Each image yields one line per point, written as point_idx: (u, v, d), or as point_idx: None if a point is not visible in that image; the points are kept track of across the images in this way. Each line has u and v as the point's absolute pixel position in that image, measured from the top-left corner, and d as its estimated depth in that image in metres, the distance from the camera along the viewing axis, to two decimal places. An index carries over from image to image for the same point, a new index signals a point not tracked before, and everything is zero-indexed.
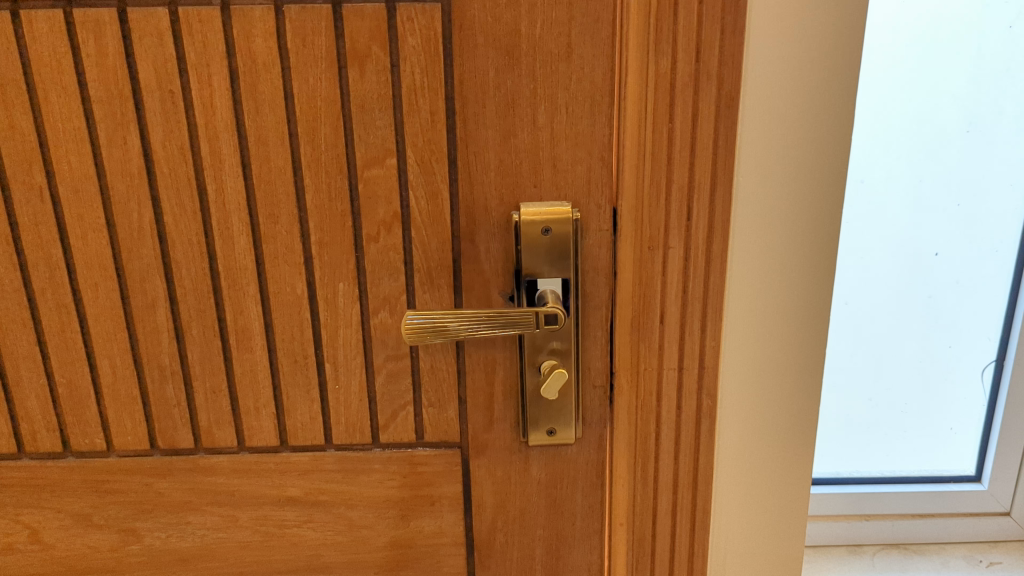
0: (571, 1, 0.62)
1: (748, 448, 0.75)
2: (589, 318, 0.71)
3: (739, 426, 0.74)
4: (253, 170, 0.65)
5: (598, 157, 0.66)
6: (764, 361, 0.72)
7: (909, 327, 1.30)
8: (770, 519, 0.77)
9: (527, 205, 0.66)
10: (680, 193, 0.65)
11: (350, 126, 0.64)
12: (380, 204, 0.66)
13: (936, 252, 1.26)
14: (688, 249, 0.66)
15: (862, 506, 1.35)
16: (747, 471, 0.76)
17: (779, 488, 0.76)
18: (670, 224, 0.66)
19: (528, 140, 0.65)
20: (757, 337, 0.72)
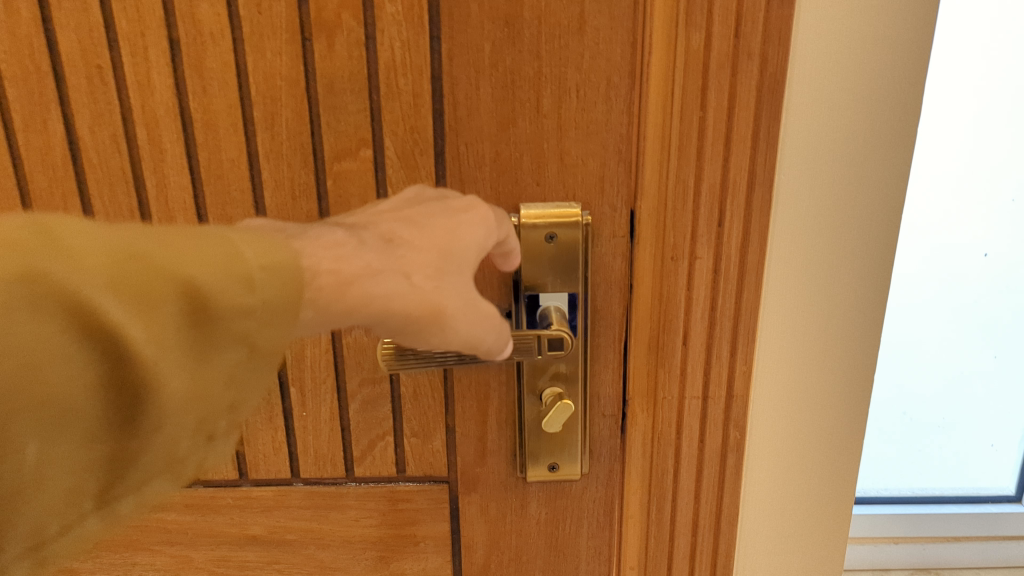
0: None
1: (779, 484, 0.65)
2: (599, 339, 0.60)
3: (773, 461, 0.64)
4: (201, 162, 0.54)
5: (613, 150, 0.55)
6: (801, 388, 0.62)
7: (952, 334, 1.14)
8: (800, 562, 0.68)
9: (528, 206, 0.55)
10: (710, 194, 0.54)
11: (316, 110, 0.53)
12: (352, 204, 0.55)
13: (986, 252, 1.09)
14: (720, 260, 0.56)
15: (893, 527, 1.18)
16: (778, 512, 0.66)
17: (813, 528, 0.67)
18: (698, 230, 0.55)
19: (529, 129, 0.54)
20: (795, 361, 0.61)
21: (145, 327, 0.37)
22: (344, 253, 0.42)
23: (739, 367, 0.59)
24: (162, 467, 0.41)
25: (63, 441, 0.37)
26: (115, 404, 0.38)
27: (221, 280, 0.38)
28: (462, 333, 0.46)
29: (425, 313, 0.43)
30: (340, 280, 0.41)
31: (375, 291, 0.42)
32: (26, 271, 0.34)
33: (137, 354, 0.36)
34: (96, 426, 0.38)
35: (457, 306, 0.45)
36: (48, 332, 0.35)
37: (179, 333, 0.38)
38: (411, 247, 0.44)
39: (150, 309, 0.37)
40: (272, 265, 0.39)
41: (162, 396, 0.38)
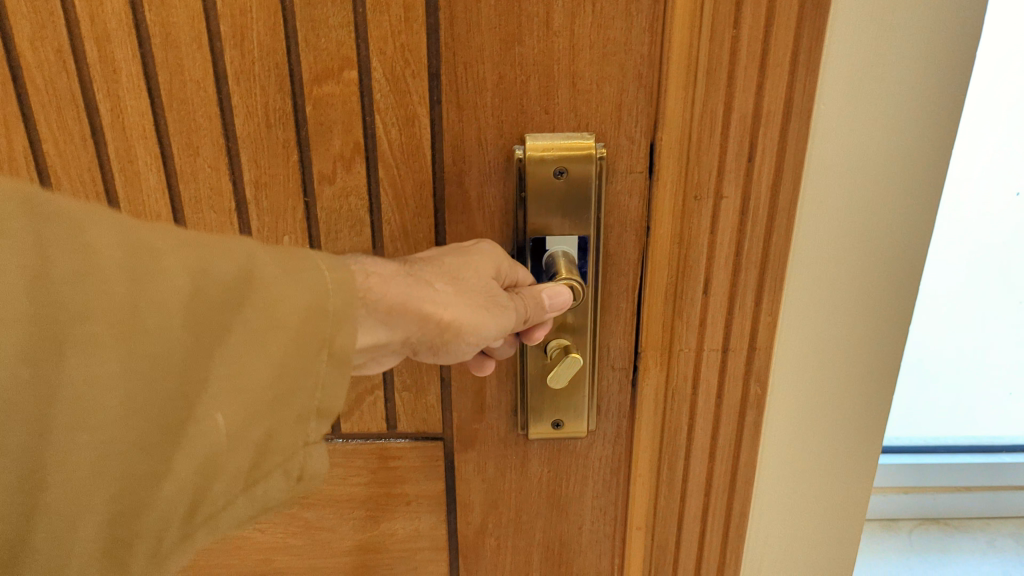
0: None
1: (799, 447, 0.61)
2: (611, 288, 0.54)
3: (795, 422, 0.60)
4: (160, 85, 0.47)
5: (633, 74, 0.48)
6: (830, 344, 0.57)
7: None
8: (815, 525, 0.64)
9: (533, 136, 0.49)
10: (739, 124, 0.48)
11: (291, 24, 0.46)
12: (335, 133, 0.49)
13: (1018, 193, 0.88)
14: (748, 199, 0.50)
15: None
16: (798, 474, 0.62)
17: (830, 491, 0.62)
18: (724, 164, 0.49)
19: (538, 48, 0.47)
20: (823, 315, 0.56)
21: (274, 316, 0.36)
22: (376, 268, 0.42)
23: (762, 317, 0.54)
24: (281, 459, 0.38)
25: (244, 414, 0.36)
26: (273, 384, 0.37)
27: (314, 279, 0.37)
28: (488, 330, 0.45)
29: (449, 316, 0.43)
30: (379, 275, 0.41)
31: (399, 303, 0.42)
32: (196, 259, 0.35)
33: (272, 337, 0.36)
34: (262, 406, 0.37)
35: (476, 306, 0.44)
36: (217, 309, 0.35)
37: (306, 323, 0.37)
38: (426, 266, 0.44)
39: (258, 291, 0.36)
40: (344, 274, 0.38)
41: (300, 376, 0.37)
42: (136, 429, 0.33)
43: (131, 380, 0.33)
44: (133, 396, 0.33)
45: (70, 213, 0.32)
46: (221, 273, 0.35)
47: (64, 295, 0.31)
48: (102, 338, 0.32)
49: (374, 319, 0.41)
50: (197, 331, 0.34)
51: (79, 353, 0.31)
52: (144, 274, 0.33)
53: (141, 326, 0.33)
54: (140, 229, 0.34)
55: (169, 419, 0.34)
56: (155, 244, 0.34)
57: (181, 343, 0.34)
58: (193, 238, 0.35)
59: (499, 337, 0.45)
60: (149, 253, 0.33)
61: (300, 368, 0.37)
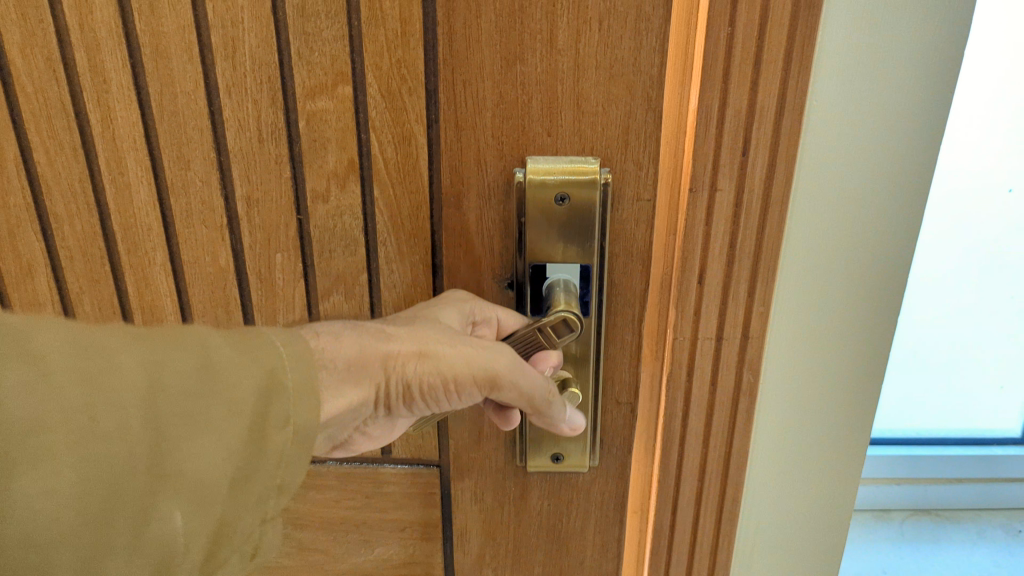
0: None
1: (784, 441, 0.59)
2: (615, 318, 0.51)
3: (790, 415, 0.56)
4: (151, 95, 0.46)
5: (641, 97, 0.45)
6: (821, 352, 0.54)
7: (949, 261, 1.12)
8: (804, 527, 0.60)
9: (535, 159, 0.46)
10: (734, 131, 0.45)
11: (283, 36, 0.44)
12: (329, 150, 0.47)
13: (1010, 187, 0.91)
14: (743, 193, 0.46)
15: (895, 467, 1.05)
16: (790, 481, 0.58)
17: (818, 506, 0.59)
18: (718, 159, 0.46)
19: (541, 67, 0.44)
20: (815, 321, 0.52)
21: (232, 401, 0.33)
22: (333, 332, 0.40)
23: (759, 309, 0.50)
24: (242, 545, 0.34)
25: (214, 505, 0.33)
26: (234, 471, 0.33)
27: (266, 358, 0.34)
28: (459, 371, 0.43)
29: (418, 370, 0.42)
30: (333, 337, 0.40)
31: (359, 362, 0.40)
32: (148, 352, 0.32)
33: (232, 422, 0.33)
34: (221, 499, 0.33)
35: (450, 358, 0.43)
36: (177, 400, 0.32)
37: (264, 401, 0.34)
38: (385, 320, 0.44)
39: (218, 376, 0.33)
40: (303, 349, 0.36)
41: (265, 460, 0.34)
42: (84, 541, 0.30)
43: (89, 486, 0.30)
44: (86, 507, 0.30)
45: (13, 325, 0.30)
46: (175, 363, 0.33)
47: (12, 406, 0.29)
48: (54, 445, 0.29)
49: (338, 379, 0.40)
50: (153, 427, 0.31)
51: (30, 465, 0.29)
52: (95, 373, 0.31)
53: (93, 428, 0.30)
54: (95, 331, 0.32)
55: (132, 523, 0.31)
56: (105, 341, 0.31)
57: (139, 442, 0.31)
58: (150, 332, 0.33)
59: (481, 388, 0.44)
60: (104, 353, 0.31)
61: (268, 451, 0.34)
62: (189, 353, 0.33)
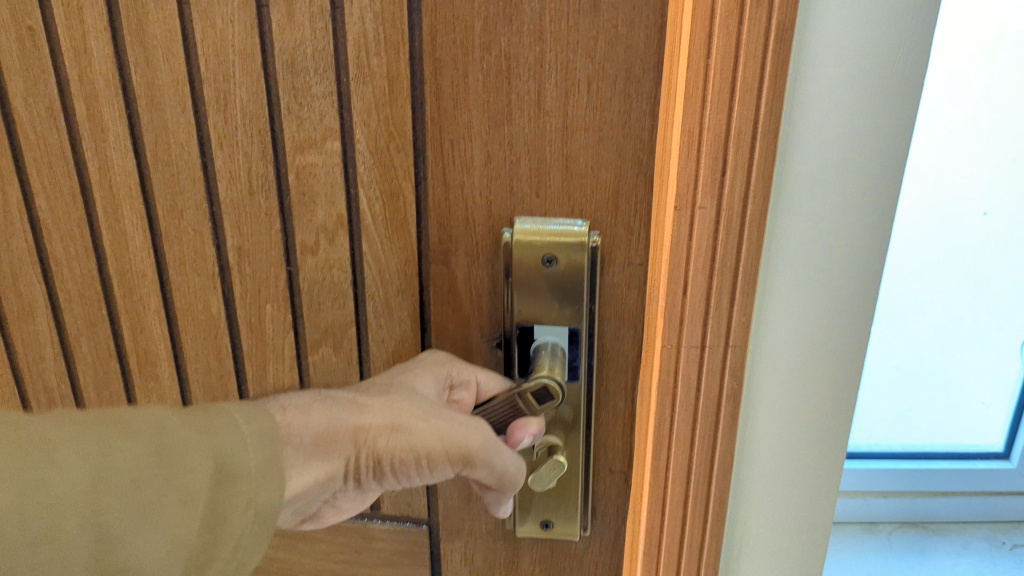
0: None
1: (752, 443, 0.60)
2: (606, 384, 0.49)
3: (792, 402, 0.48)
4: (146, 145, 0.46)
5: (631, 161, 0.43)
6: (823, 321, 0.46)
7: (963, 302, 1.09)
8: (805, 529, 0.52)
9: (523, 221, 0.45)
10: (715, 147, 0.41)
11: (274, 91, 0.44)
12: (318, 204, 0.47)
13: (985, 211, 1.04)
14: (723, 208, 0.42)
15: None
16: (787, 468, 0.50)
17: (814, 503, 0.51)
18: (697, 175, 0.41)
19: (528, 128, 0.43)
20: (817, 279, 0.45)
21: (185, 492, 0.32)
22: (302, 405, 0.39)
23: (744, 319, 0.44)
24: None
25: None
26: (183, 566, 0.32)
27: (226, 442, 0.34)
28: (431, 447, 0.42)
29: (390, 446, 0.41)
30: (300, 410, 0.39)
31: (326, 435, 0.39)
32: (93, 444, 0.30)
33: (184, 515, 0.32)
34: None
35: (423, 433, 0.42)
36: (124, 496, 0.30)
37: (220, 489, 0.33)
38: (358, 390, 0.43)
39: (169, 464, 0.32)
40: (259, 428, 0.36)
41: (219, 550, 0.33)
42: None
43: None
44: None
45: None
46: (123, 453, 0.31)
47: None
48: None
49: (304, 455, 0.38)
50: (96, 528, 0.29)
51: None
52: (36, 472, 0.28)
53: (27, 535, 0.28)
54: (36, 423, 0.30)
55: None
56: (49, 435, 0.29)
57: (82, 546, 0.29)
58: (95, 418, 0.31)
59: (454, 465, 0.43)
60: (48, 453, 0.29)
61: (221, 540, 0.33)
62: (138, 442, 0.32)
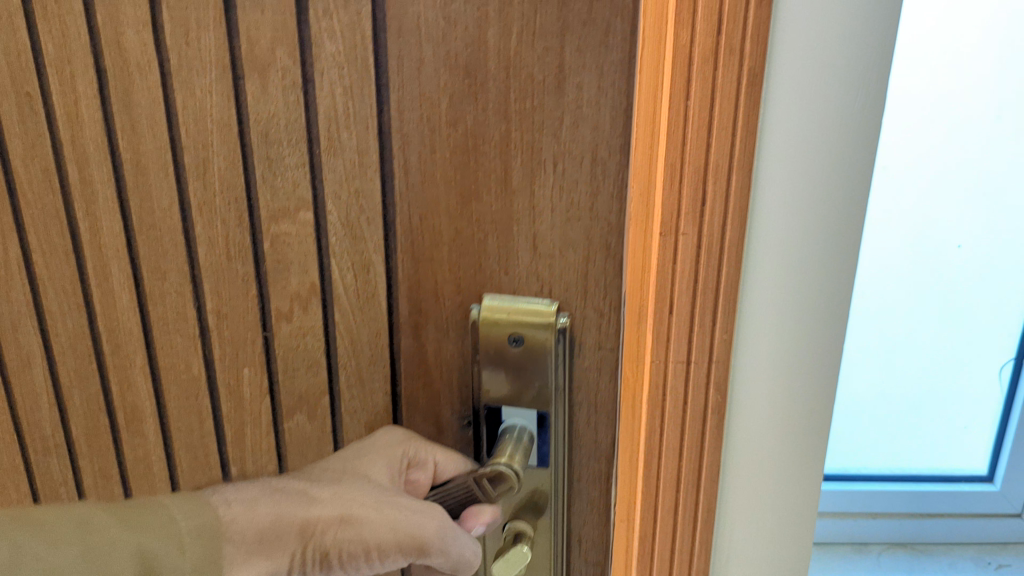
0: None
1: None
2: (579, 473, 0.47)
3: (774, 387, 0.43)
4: (133, 208, 0.48)
5: (600, 243, 0.42)
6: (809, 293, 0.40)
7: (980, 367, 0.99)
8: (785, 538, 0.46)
9: (491, 298, 0.44)
10: (695, 177, 0.37)
11: (250, 160, 0.45)
12: (292, 272, 0.47)
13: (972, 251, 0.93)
14: (705, 236, 0.38)
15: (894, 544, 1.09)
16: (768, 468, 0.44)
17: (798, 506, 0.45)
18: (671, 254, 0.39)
19: (496, 206, 0.42)
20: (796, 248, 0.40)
21: None
22: (248, 498, 0.38)
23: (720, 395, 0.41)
24: None
25: None
26: None
27: (158, 545, 0.33)
28: (382, 538, 0.40)
29: (342, 541, 0.40)
30: (246, 502, 0.38)
31: (274, 531, 0.38)
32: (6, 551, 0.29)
33: None
34: None
35: (375, 524, 0.41)
36: None
37: None
38: (309, 478, 0.42)
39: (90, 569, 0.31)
40: (198, 526, 0.35)
41: None
42: None
43: None
44: None
45: None
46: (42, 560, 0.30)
47: None
48: None
49: (250, 552, 0.37)
50: None
51: None
52: None
53: None
54: None
55: None
56: None
57: None
58: (16, 520, 0.31)
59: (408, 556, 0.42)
60: None
61: None
62: (59, 548, 0.31)
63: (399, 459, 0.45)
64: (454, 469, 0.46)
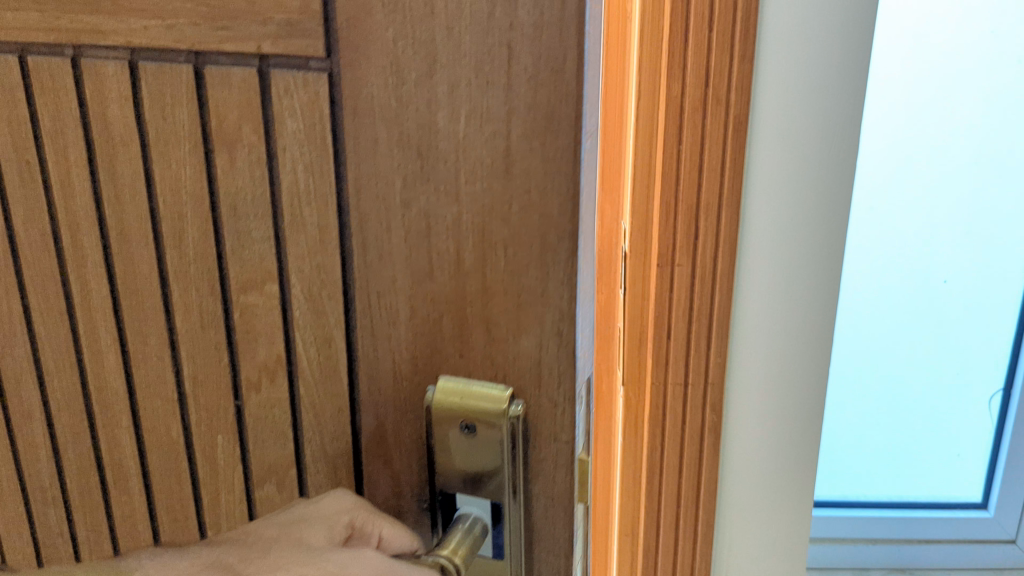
0: (509, 82, 0.37)
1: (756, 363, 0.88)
2: (539, 569, 0.45)
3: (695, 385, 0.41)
4: (118, 274, 0.49)
5: (552, 330, 0.40)
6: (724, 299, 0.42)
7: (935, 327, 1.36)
8: None
9: (446, 379, 0.43)
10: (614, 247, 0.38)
11: (221, 232, 0.45)
12: (260, 343, 0.47)
13: None
14: None
15: None
16: None
17: None
18: None
19: (449, 286, 0.41)
20: None
21: None
22: None
23: None
24: None
25: None
26: None
27: None
28: None
29: None
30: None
31: None
32: None
33: None
34: None
35: None
36: None
37: None
38: (239, 556, 0.42)
39: None
40: None
41: None
42: None
43: None
44: None
45: None
46: None
47: None
48: None
49: None
50: None
51: None
52: None
53: None
54: None
55: None
56: None
57: None
58: None
59: None
60: None
61: None
62: None
63: (343, 525, 0.44)
64: (397, 548, 0.45)
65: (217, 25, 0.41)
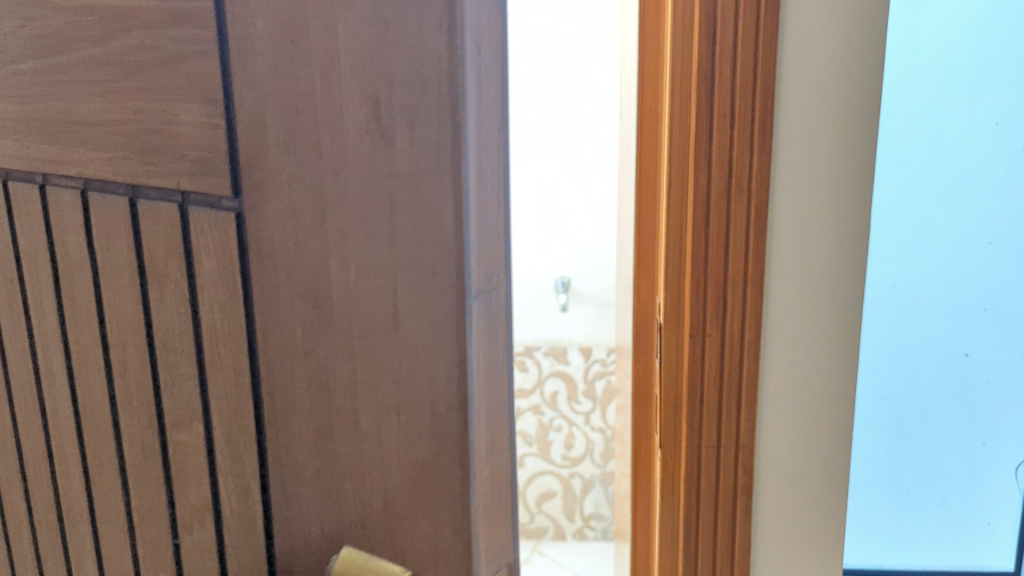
0: (394, 235, 0.35)
1: (785, 407, 0.81)
2: None
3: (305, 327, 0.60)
4: (79, 396, 0.48)
5: (447, 505, 0.37)
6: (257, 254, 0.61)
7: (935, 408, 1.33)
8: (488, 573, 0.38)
9: (349, 552, 0.38)
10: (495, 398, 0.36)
11: (156, 367, 0.44)
12: (190, 483, 0.44)
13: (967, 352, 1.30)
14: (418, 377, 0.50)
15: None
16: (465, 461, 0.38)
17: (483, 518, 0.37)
18: None
19: (348, 450, 0.38)
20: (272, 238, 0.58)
21: None
22: None
23: None
24: None
25: None
26: None
27: None
28: None
29: None
30: None
31: None
32: None
33: None
34: None
35: None
36: None
37: None
38: None
39: None
40: None
41: None
42: None
43: None
44: None
45: None
46: None
47: None
48: None
49: None
50: None
51: None
52: None
53: None
54: None
55: None
56: None
57: None
58: None
59: None
60: None
61: None
62: None
63: None
64: None
65: (145, 158, 0.40)
